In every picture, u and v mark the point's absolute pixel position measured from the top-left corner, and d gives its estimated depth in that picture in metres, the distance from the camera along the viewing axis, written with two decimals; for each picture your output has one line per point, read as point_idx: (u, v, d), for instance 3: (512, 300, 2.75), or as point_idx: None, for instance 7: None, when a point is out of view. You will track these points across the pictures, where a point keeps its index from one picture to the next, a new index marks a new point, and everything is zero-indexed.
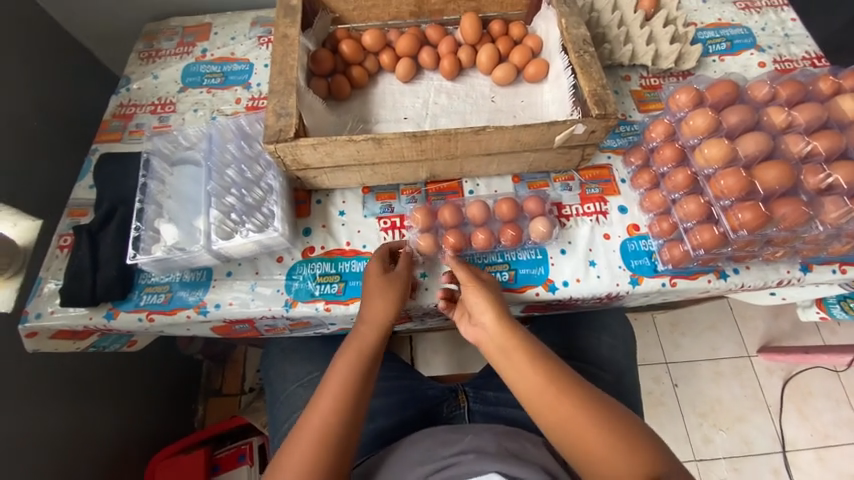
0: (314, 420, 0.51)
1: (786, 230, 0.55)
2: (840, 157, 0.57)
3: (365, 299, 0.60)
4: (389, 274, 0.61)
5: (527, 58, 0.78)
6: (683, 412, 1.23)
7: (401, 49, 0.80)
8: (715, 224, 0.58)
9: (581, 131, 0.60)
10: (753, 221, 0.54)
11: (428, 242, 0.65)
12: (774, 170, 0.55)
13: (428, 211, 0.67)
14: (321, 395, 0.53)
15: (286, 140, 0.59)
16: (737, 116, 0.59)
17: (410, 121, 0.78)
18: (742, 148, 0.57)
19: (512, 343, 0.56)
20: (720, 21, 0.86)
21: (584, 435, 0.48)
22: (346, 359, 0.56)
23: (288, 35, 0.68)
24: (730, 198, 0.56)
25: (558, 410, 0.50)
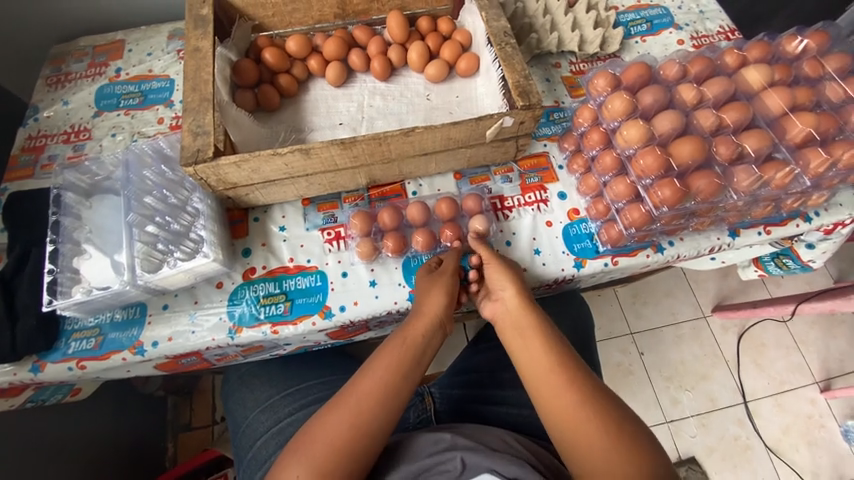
0: (352, 398, 0.50)
1: (705, 202, 0.58)
2: (749, 126, 0.60)
3: (423, 292, 0.60)
4: (430, 276, 0.61)
5: (457, 53, 0.78)
6: (651, 378, 1.29)
7: (329, 53, 0.77)
8: (642, 203, 0.59)
9: (510, 123, 0.61)
10: (673, 197, 0.56)
11: (367, 247, 0.64)
12: (689, 145, 0.57)
13: (367, 215, 0.65)
14: (367, 374, 0.52)
15: (205, 160, 0.56)
16: (651, 96, 0.61)
17: (346, 126, 0.76)
18: (658, 128, 0.59)
19: (531, 323, 0.56)
20: (640, 3, 0.89)
21: (575, 418, 0.47)
22: (394, 344, 0.55)
23: (201, 48, 0.64)
24: (651, 177, 0.58)
25: (562, 401, 0.49)
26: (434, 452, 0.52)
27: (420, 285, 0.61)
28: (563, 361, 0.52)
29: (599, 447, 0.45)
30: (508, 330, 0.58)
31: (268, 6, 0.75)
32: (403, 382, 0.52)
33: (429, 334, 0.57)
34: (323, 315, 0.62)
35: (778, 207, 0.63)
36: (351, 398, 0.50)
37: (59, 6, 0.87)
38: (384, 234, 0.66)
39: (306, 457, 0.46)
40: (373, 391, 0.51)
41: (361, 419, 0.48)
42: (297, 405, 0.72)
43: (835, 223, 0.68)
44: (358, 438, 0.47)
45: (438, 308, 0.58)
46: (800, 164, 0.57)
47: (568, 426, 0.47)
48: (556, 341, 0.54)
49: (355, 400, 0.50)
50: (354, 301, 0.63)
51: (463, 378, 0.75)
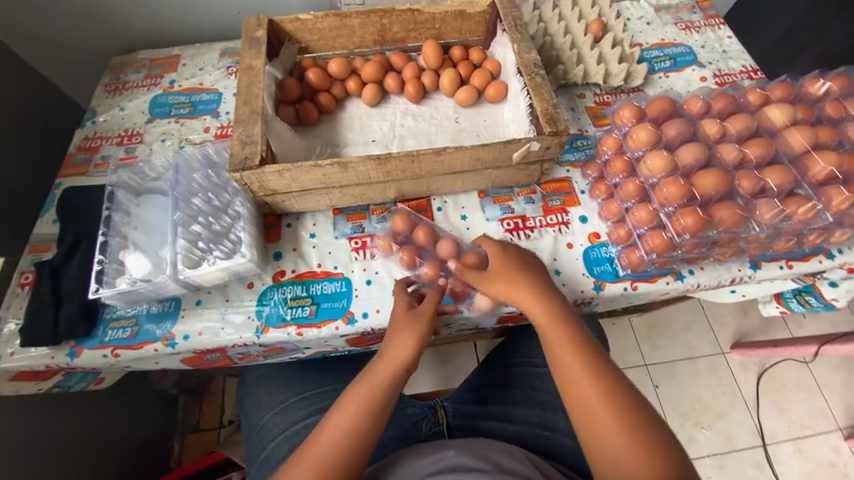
0: (315, 449, 0.50)
1: (726, 232, 0.59)
2: (771, 162, 0.62)
3: (392, 333, 0.59)
4: (409, 314, 0.60)
5: (487, 80, 0.83)
6: (666, 413, 1.25)
7: (368, 74, 0.83)
8: (663, 230, 0.61)
9: (536, 147, 0.64)
10: (694, 225, 0.58)
11: (386, 243, 0.68)
12: (712, 177, 0.59)
13: (408, 221, 0.69)
14: (330, 422, 0.52)
15: (251, 168, 0.60)
16: (675, 129, 0.64)
17: (378, 144, 0.81)
18: (681, 158, 0.62)
19: (546, 336, 0.56)
20: (664, 41, 0.94)
21: (608, 431, 0.48)
22: (360, 390, 0.54)
23: (254, 65, 0.70)
24: (673, 205, 0.60)
25: (605, 434, 0.48)
26: (436, 471, 0.53)
27: (389, 326, 0.61)
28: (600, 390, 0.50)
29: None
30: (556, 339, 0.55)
31: (315, 32, 0.81)
32: (369, 428, 0.52)
33: (396, 379, 0.56)
34: (346, 321, 0.64)
35: (800, 243, 0.63)
36: (316, 447, 0.50)
37: (126, 23, 0.96)
38: (413, 243, 0.69)
39: None
40: (336, 439, 0.50)
41: (324, 467, 0.48)
42: (311, 409, 0.73)
43: None
44: None
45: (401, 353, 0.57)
46: (821, 200, 0.58)
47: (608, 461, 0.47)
48: (593, 364, 0.52)
49: (317, 450, 0.50)
50: (377, 309, 0.65)
51: (476, 394, 0.74)
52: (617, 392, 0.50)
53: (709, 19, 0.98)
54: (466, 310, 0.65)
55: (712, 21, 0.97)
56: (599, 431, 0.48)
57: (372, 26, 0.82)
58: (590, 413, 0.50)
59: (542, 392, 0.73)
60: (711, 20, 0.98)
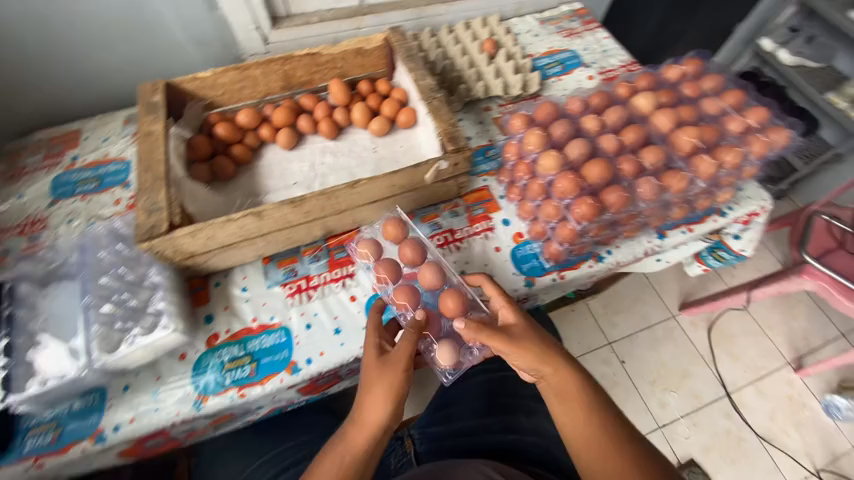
0: None
1: (618, 213, 0.65)
2: (647, 144, 0.68)
3: (366, 388, 0.53)
4: (380, 365, 0.55)
5: (397, 108, 0.86)
6: (637, 385, 1.31)
7: (279, 120, 0.84)
8: (568, 221, 0.66)
9: (445, 166, 0.68)
10: (589, 212, 0.63)
11: (367, 248, 0.69)
12: (598, 167, 0.65)
13: (399, 233, 0.69)
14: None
15: (159, 235, 0.58)
16: (561, 128, 0.69)
17: (301, 185, 0.81)
18: (570, 154, 0.67)
19: (554, 388, 0.53)
20: (552, 49, 1.03)
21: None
22: (334, 459, 0.50)
23: (153, 131, 0.68)
24: (570, 197, 0.65)
25: None
26: None
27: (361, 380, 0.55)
28: (593, 428, 0.49)
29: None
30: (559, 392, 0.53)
31: (217, 87, 0.81)
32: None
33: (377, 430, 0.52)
34: (290, 371, 0.63)
35: (693, 208, 0.70)
36: None
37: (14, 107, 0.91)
38: (399, 256, 0.69)
39: None
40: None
41: None
42: (276, 470, 0.69)
43: (748, 214, 0.78)
44: None
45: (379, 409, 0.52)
46: (692, 171, 0.65)
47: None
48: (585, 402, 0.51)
49: None
50: (320, 352, 0.64)
51: (441, 414, 0.74)
52: (611, 425, 0.49)
53: (587, 24, 1.09)
54: None
55: (590, 26, 1.09)
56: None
57: (274, 74, 0.83)
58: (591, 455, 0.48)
59: (503, 396, 0.74)
60: (588, 25, 1.09)
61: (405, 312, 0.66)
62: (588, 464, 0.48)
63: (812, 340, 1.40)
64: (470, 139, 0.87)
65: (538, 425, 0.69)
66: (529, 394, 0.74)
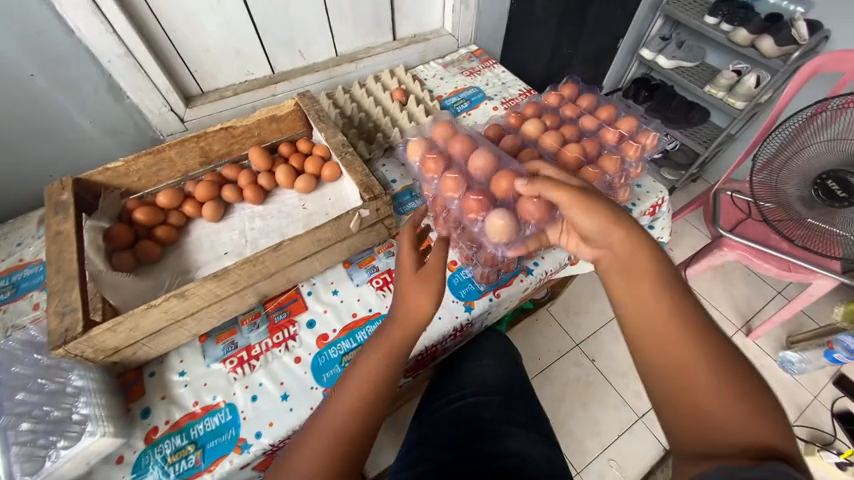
0: (330, 422, 0.49)
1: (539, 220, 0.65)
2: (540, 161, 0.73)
3: (408, 289, 0.58)
4: (419, 276, 0.58)
5: (320, 164, 0.89)
6: (610, 380, 1.39)
7: (201, 195, 0.84)
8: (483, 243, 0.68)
9: (367, 213, 0.72)
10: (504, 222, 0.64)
11: (418, 146, 0.77)
12: (504, 179, 0.67)
13: (447, 131, 0.78)
14: (308, 435, 0.49)
15: (74, 337, 0.56)
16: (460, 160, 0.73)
17: (231, 254, 0.81)
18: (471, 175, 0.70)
19: (637, 264, 0.52)
20: (458, 88, 1.13)
21: (697, 368, 0.43)
22: (377, 353, 0.55)
23: (63, 230, 0.67)
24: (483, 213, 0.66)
25: (688, 373, 0.43)
26: None
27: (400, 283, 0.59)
28: (670, 320, 0.46)
29: (734, 418, 0.39)
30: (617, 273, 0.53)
31: (132, 174, 0.82)
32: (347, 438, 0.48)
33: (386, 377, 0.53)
34: (239, 449, 0.60)
35: None
36: (327, 418, 0.50)
37: None
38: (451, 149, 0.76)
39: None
40: (312, 448, 0.47)
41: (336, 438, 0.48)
42: None
43: (652, 205, 0.88)
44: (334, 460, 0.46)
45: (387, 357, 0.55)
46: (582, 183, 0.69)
47: (678, 393, 0.43)
48: (664, 290, 0.49)
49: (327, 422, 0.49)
50: (270, 423, 0.62)
51: (410, 456, 0.70)
52: (675, 301, 0.48)
53: (485, 62, 1.22)
54: None
55: (488, 63, 1.21)
56: (675, 358, 0.44)
57: (191, 152, 0.85)
58: (658, 344, 0.46)
59: (468, 424, 0.71)
60: (486, 63, 1.21)
61: (455, 199, 0.70)
62: (650, 357, 0.47)
63: (754, 303, 1.54)
64: (395, 181, 0.91)
65: (506, 448, 0.66)
66: (494, 420, 0.71)
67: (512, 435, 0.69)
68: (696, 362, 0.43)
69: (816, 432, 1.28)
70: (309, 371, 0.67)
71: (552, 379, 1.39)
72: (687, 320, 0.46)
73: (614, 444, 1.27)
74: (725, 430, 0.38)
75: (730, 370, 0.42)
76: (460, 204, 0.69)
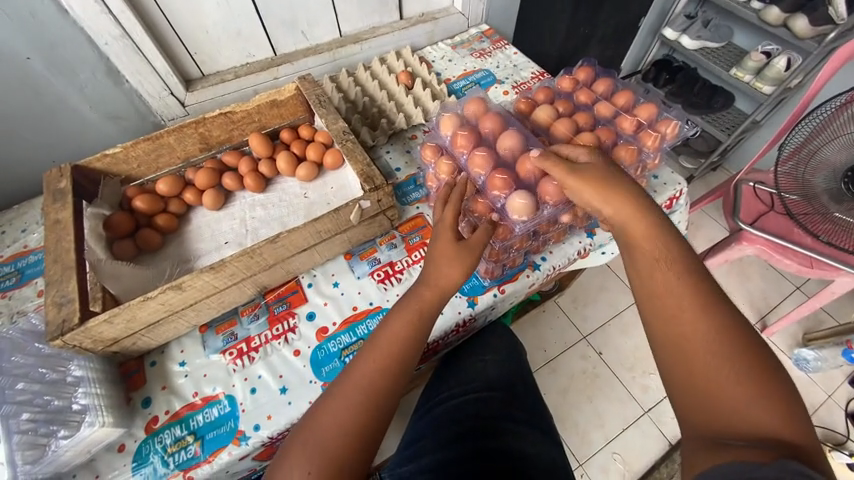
0: (354, 393, 0.49)
1: (557, 205, 0.66)
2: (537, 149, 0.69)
3: (438, 261, 0.57)
4: (458, 241, 0.58)
5: (322, 151, 0.86)
6: (617, 373, 1.36)
7: (201, 183, 0.83)
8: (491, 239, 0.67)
9: (367, 204, 0.69)
10: (524, 206, 0.62)
11: (451, 120, 0.74)
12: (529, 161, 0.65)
13: (479, 109, 0.75)
14: (332, 401, 0.48)
15: (72, 329, 0.56)
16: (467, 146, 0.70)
17: (232, 243, 0.80)
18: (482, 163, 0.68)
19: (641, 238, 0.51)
20: (466, 71, 1.08)
21: (702, 352, 0.43)
22: (399, 321, 0.54)
23: (60, 219, 0.66)
24: (504, 194, 0.65)
25: (696, 360, 0.43)
26: None
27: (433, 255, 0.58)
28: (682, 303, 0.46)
29: (746, 413, 0.39)
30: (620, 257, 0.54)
31: (131, 161, 0.80)
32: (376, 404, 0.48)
33: (412, 340, 0.53)
34: (238, 441, 0.60)
35: None
36: (352, 383, 0.49)
37: None
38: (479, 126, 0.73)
39: (309, 447, 0.45)
40: (341, 413, 0.47)
41: (364, 408, 0.48)
42: None
43: (669, 198, 0.83)
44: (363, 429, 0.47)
45: (413, 321, 0.54)
46: None
47: (691, 381, 0.43)
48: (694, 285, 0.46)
49: (351, 387, 0.49)
50: (268, 416, 0.62)
51: (410, 451, 0.69)
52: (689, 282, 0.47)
53: (496, 43, 1.16)
54: None
55: (499, 44, 1.15)
56: (680, 342, 0.45)
57: (190, 138, 0.83)
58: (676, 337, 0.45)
59: (469, 421, 0.70)
60: (497, 44, 1.15)
61: (480, 177, 0.68)
62: (663, 339, 0.46)
63: (771, 298, 1.49)
64: (399, 170, 0.88)
65: (508, 446, 0.65)
66: (499, 415, 0.71)
67: (516, 433, 0.68)
68: (703, 346, 0.43)
69: (828, 431, 1.25)
70: (309, 364, 0.66)
71: (558, 371, 1.38)
72: (718, 321, 0.43)
73: (619, 437, 1.26)
74: (732, 420, 0.39)
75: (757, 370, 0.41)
76: (487, 181, 0.67)
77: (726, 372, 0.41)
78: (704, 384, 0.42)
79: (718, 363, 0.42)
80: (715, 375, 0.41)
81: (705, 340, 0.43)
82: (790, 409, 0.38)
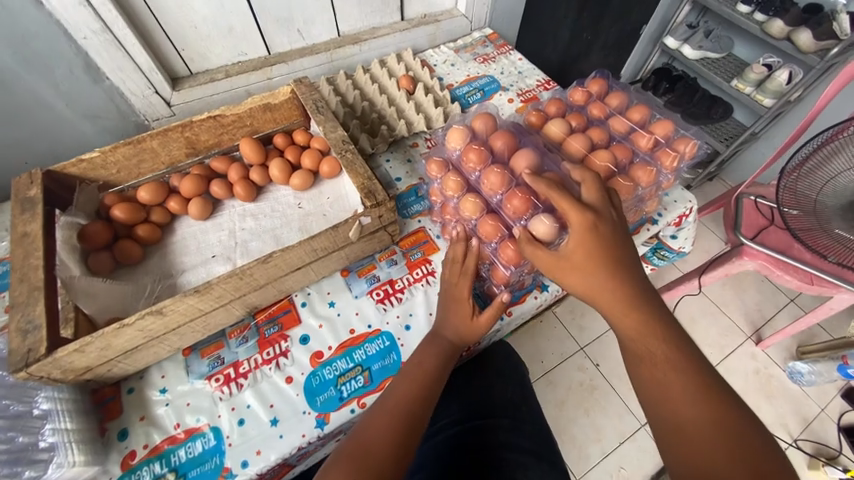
0: (390, 403, 0.52)
1: None
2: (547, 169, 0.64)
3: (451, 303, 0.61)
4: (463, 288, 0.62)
5: (318, 159, 0.81)
6: (614, 386, 1.34)
7: (187, 191, 0.77)
8: (499, 265, 0.64)
9: (368, 221, 0.65)
10: (546, 232, 0.58)
11: (460, 133, 0.69)
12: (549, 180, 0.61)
13: (488, 123, 0.70)
14: (371, 420, 0.51)
15: (38, 359, 0.50)
16: (478, 161, 0.66)
17: (220, 257, 0.74)
18: (493, 183, 0.64)
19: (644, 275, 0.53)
20: (470, 76, 1.04)
21: (673, 389, 0.47)
22: (428, 347, 0.59)
23: (29, 232, 0.60)
24: (523, 217, 0.62)
25: (669, 395, 0.47)
26: None
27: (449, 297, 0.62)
28: (664, 345, 0.49)
29: (707, 449, 0.43)
30: (639, 288, 0.51)
31: (110, 166, 0.74)
32: (410, 424, 0.50)
33: (441, 370, 0.56)
34: None
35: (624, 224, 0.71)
36: (390, 398, 0.53)
37: None
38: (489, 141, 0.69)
39: (354, 453, 0.47)
40: (381, 422, 0.50)
41: (402, 418, 0.51)
42: None
43: (678, 216, 0.81)
44: (405, 435, 0.49)
45: (440, 357, 0.58)
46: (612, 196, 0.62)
47: (662, 414, 0.47)
48: (688, 353, 0.49)
49: (391, 403, 0.52)
50: (257, 451, 0.57)
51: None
52: (672, 332, 0.50)
53: (500, 48, 1.12)
54: (356, 407, 0.60)
55: (503, 49, 1.11)
56: (660, 378, 0.48)
57: (175, 142, 0.78)
58: (669, 412, 0.46)
59: (470, 451, 0.66)
60: (501, 49, 1.11)
61: (497, 197, 0.65)
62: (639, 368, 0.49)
63: (766, 311, 1.49)
64: (399, 180, 0.84)
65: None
66: (502, 445, 0.67)
67: (521, 464, 0.64)
68: (676, 382, 0.47)
69: (821, 446, 1.24)
70: (302, 393, 0.61)
71: (555, 384, 1.35)
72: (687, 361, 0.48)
73: (616, 451, 1.24)
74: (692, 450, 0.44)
75: (747, 444, 0.43)
76: (503, 200, 0.64)
77: (696, 407, 0.45)
78: (672, 418, 0.46)
79: (691, 398, 0.46)
80: (685, 411, 0.46)
81: (680, 377, 0.47)
82: (740, 439, 0.43)
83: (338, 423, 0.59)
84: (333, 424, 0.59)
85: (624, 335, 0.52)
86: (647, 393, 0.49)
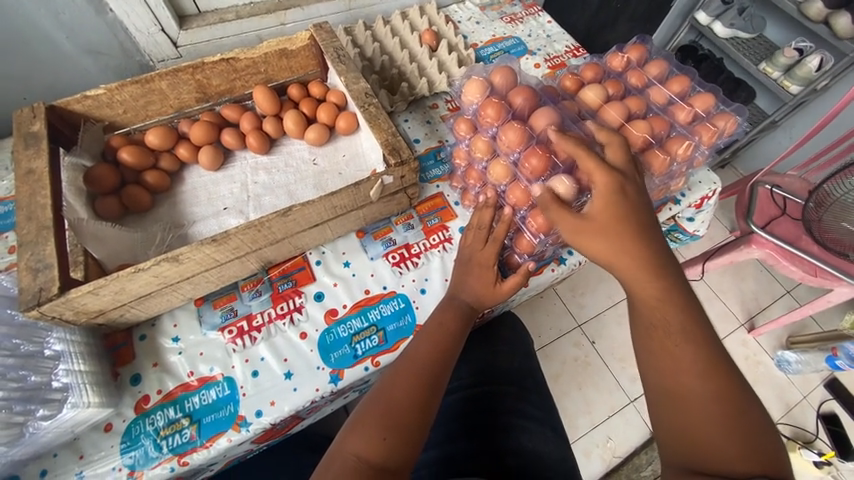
0: (409, 365, 0.52)
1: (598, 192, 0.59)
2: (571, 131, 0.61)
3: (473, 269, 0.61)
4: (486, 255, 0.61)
5: (334, 114, 0.77)
6: (608, 363, 1.38)
7: (197, 138, 0.73)
8: (523, 232, 0.64)
9: (390, 180, 0.62)
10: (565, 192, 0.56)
11: (477, 84, 0.65)
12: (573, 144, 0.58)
13: (508, 76, 0.66)
14: (393, 380, 0.50)
15: (51, 299, 0.49)
16: (497, 116, 0.63)
17: (232, 210, 0.72)
18: (512, 140, 0.61)
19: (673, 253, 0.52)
20: (495, 37, 0.98)
21: (687, 368, 0.46)
22: (445, 311, 0.58)
23: (35, 169, 0.57)
24: (539, 177, 0.60)
25: (680, 372, 0.46)
26: None
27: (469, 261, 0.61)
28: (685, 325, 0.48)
29: (707, 427, 0.44)
30: (670, 263, 0.50)
31: (115, 105, 0.70)
32: (432, 383, 0.51)
33: (458, 334, 0.56)
34: (238, 427, 0.55)
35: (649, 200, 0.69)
36: (409, 359, 0.53)
37: None
38: (507, 97, 0.65)
39: (378, 413, 0.47)
40: (403, 383, 0.50)
41: (423, 379, 0.50)
42: None
43: (701, 198, 0.79)
44: (428, 396, 0.50)
45: (460, 321, 0.57)
46: (647, 169, 0.60)
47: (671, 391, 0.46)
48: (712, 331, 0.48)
49: (409, 364, 0.52)
50: (271, 402, 0.57)
51: None
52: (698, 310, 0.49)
53: (528, 8, 1.05)
54: (370, 366, 0.60)
55: (531, 10, 1.04)
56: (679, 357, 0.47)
57: (185, 85, 0.73)
58: (678, 384, 0.46)
59: (477, 416, 0.67)
60: (530, 9, 1.04)
61: (512, 154, 0.63)
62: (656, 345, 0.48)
63: (762, 300, 1.51)
64: (418, 142, 0.81)
65: (519, 445, 0.63)
66: (507, 410, 0.68)
67: (524, 428, 0.65)
68: (687, 360, 0.46)
69: (798, 429, 1.30)
70: (316, 350, 0.61)
71: (550, 358, 1.38)
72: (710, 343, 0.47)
73: (604, 423, 1.28)
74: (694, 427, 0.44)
75: (748, 420, 0.43)
76: (520, 159, 0.62)
77: (706, 388, 0.44)
78: (679, 395, 0.46)
79: (701, 379, 0.45)
80: (698, 391, 0.45)
81: (697, 356, 0.46)
82: (740, 422, 0.43)
83: (351, 380, 0.59)
84: (347, 380, 0.59)
85: (637, 301, 0.50)
86: (649, 363, 0.48)
